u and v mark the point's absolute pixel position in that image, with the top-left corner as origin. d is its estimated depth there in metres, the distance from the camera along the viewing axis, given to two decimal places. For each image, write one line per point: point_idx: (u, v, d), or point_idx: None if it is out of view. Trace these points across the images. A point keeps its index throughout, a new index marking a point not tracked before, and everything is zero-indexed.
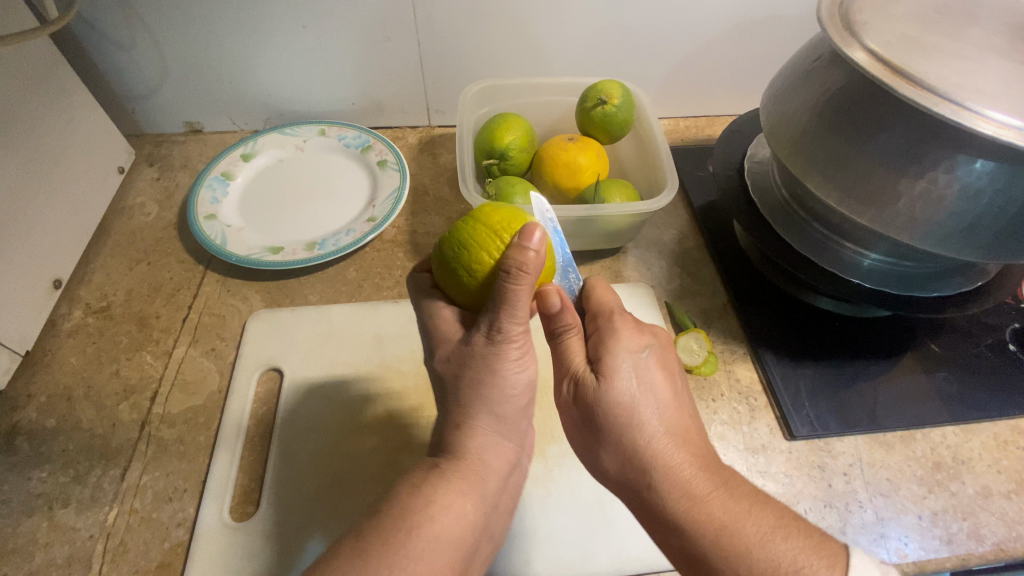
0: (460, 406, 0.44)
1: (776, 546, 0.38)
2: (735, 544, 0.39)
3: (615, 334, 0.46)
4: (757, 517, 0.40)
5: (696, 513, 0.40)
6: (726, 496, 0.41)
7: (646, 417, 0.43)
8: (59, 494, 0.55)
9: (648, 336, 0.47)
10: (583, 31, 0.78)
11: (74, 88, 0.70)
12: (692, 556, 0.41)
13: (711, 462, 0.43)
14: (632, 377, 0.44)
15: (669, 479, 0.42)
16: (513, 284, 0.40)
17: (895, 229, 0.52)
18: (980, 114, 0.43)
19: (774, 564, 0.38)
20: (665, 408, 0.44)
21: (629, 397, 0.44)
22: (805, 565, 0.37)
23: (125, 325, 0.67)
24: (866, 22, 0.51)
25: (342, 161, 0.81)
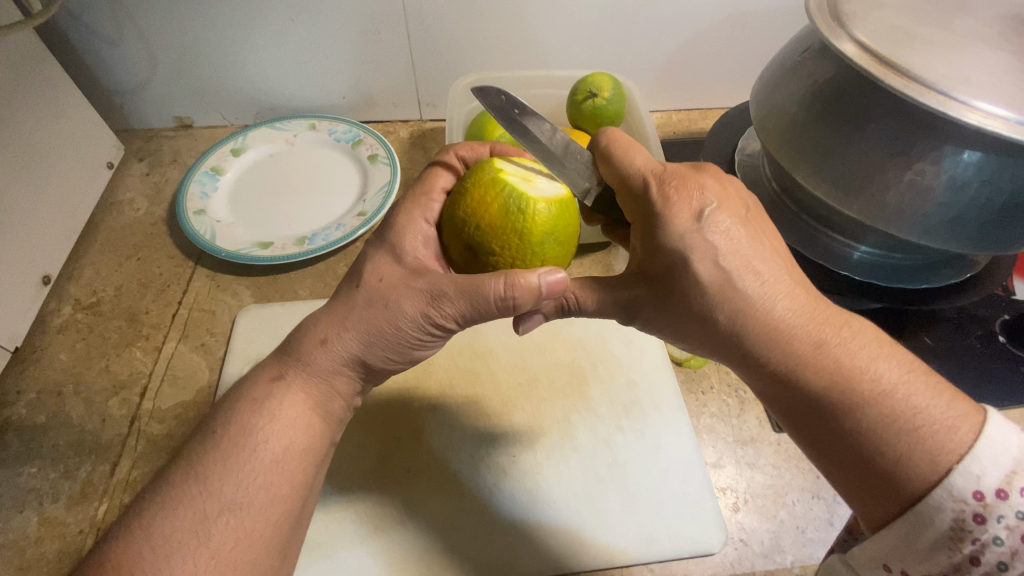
0: (338, 335, 0.43)
1: (895, 397, 0.36)
2: (850, 398, 0.36)
3: (665, 209, 0.41)
4: (876, 368, 0.37)
5: (810, 373, 0.38)
6: (835, 353, 0.38)
7: (742, 281, 0.39)
8: (50, 489, 0.55)
9: (701, 195, 0.41)
10: (574, 23, 0.78)
11: (62, 83, 0.69)
12: (802, 414, 0.39)
13: (817, 316, 0.39)
14: (702, 250, 0.39)
15: (772, 344, 0.39)
16: (495, 296, 0.40)
17: (883, 220, 0.52)
18: (966, 105, 0.43)
19: (897, 414, 0.35)
20: (752, 271, 0.39)
21: (716, 265, 0.39)
22: (933, 416, 0.35)
23: (115, 321, 0.67)
24: (854, 13, 0.51)
25: (332, 155, 0.81)
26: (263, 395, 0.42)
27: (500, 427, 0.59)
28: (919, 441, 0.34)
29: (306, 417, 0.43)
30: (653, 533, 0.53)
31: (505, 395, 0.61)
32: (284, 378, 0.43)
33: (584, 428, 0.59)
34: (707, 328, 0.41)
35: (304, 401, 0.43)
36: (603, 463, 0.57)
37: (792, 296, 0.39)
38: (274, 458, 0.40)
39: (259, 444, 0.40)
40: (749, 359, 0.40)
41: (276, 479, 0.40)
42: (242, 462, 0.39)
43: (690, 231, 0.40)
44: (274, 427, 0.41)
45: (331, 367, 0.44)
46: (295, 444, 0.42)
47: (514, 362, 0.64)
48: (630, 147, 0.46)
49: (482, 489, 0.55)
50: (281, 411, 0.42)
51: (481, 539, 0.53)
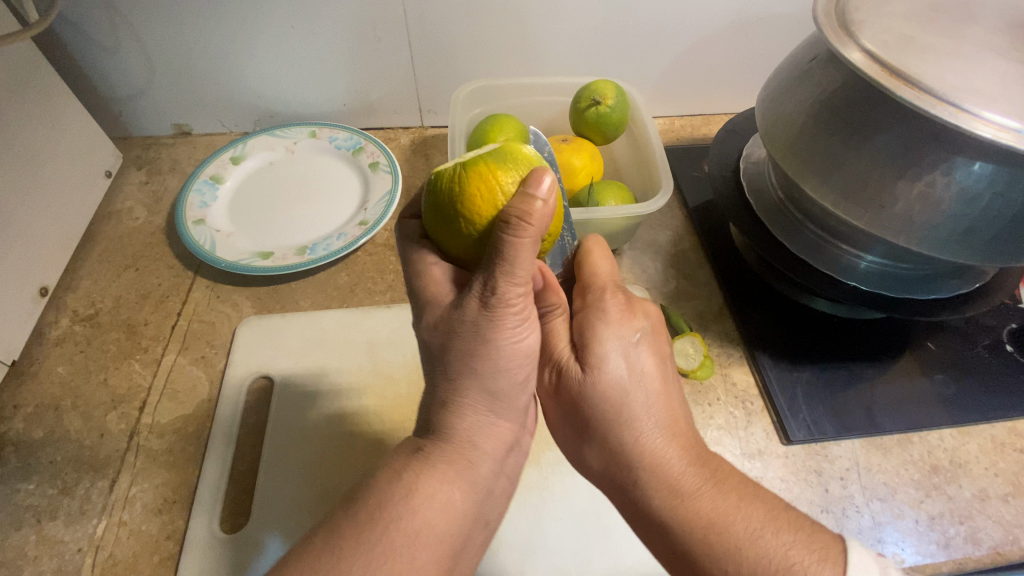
0: (454, 389, 0.41)
1: (773, 550, 0.39)
2: (721, 548, 0.40)
3: (608, 320, 0.46)
4: (747, 518, 0.41)
5: (694, 527, 0.41)
6: (720, 501, 0.42)
7: (641, 426, 0.44)
8: (47, 506, 0.54)
9: (642, 318, 0.47)
10: (577, 30, 0.77)
11: (60, 91, 0.68)
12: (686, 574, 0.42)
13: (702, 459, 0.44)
14: (622, 364, 0.44)
15: (680, 508, 0.42)
16: (521, 231, 0.37)
17: (891, 232, 0.51)
18: (977, 116, 0.43)
19: (767, 560, 0.39)
20: (656, 400, 0.44)
21: (620, 383, 0.44)
22: (800, 554, 0.39)
23: (113, 333, 0.66)
24: (862, 21, 0.50)
25: (333, 164, 0.80)
26: (400, 468, 0.39)
27: None
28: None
29: (445, 494, 0.39)
30: None
31: None
32: (423, 450, 0.40)
33: None
34: (619, 461, 0.44)
35: (447, 474, 0.39)
36: None
37: (682, 440, 0.44)
38: (406, 538, 0.37)
39: (394, 522, 0.37)
40: (636, 510, 0.44)
41: (417, 567, 0.36)
42: (376, 546, 0.36)
43: (606, 350, 0.44)
44: (414, 506, 0.38)
45: (469, 429, 0.41)
46: (431, 524, 0.38)
47: None
48: (603, 253, 0.52)
49: None
50: (417, 489, 0.38)
51: (485, 556, 0.52)
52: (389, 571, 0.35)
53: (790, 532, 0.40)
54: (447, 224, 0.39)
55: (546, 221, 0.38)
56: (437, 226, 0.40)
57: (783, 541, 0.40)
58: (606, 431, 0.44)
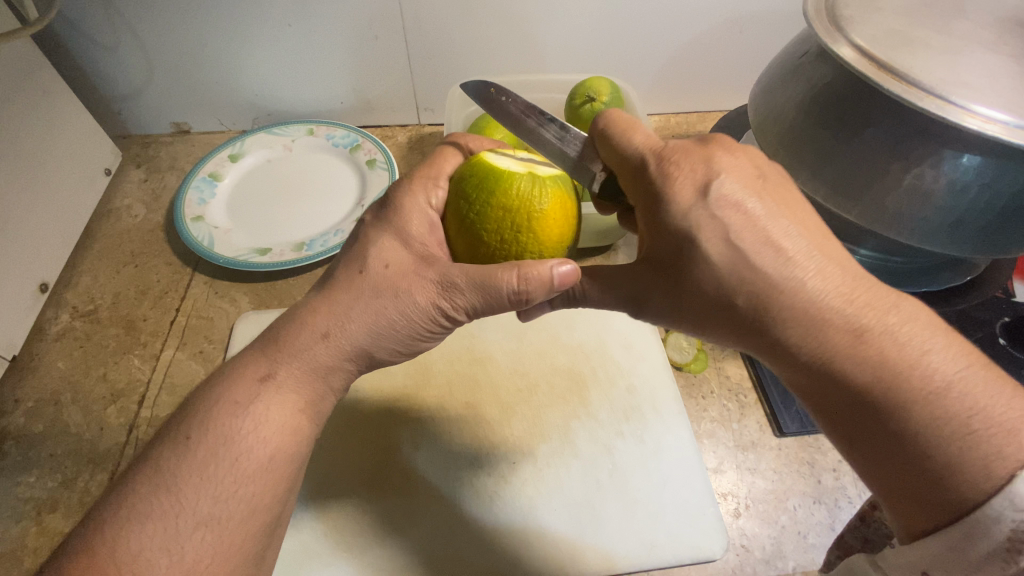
0: (341, 328, 0.41)
1: (962, 395, 0.32)
2: (900, 395, 0.33)
3: (672, 182, 0.37)
4: (935, 362, 0.33)
5: (866, 373, 0.34)
6: (886, 346, 0.34)
7: (773, 270, 0.35)
8: (48, 499, 0.54)
9: (711, 167, 0.37)
10: (572, 27, 0.78)
11: (59, 89, 0.69)
12: (862, 439, 0.35)
13: (864, 298, 0.35)
14: (717, 222, 0.36)
15: (842, 358, 0.34)
16: (508, 285, 0.39)
17: (882, 224, 0.52)
18: (965, 109, 0.43)
19: (952, 416, 0.32)
20: (777, 249, 0.35)
21: (733, 243, 0.36)
22: (992, 416, 0.32)
23: (112, 329, 0.66)
24: (852, 17, 0.51)
25: (331, 161, 0.81)
26: (246, 398, 0.40)
27: (500, 433, 0.59)
28: (964, 448, 0.31)
29: (292, 419, 0.41)
30: (654, 539, 0.53)
31: (504, 401, 0.61)
32: (272, 377, 0.41)
33: (584, 434, 0.59)
34: (748, 321, 0.37)
35: (295, 402, 0.41)
36: (604, 470, 0.57)
37: (829, 278, 0.35)
38: (258, 465, 0.39)
39: (243, 451, 0.39)
40: (799, 363, 0.36)
41: (260, 488, 0.39)
42: (217, 463, 0.38)
43: (685, 209, 0.36)
44: (258, 433, 0.39)
45: (329, 365, 0.42)
46: (279, 451, 0.40)
47: (513, 368, 0.64)
48: (630, 122, 0.42)
49: (480, 495, 0.55)
50: (267, 415, 0.40)
51: (481, 546, 0.52)
52: (232, 496, 0.38)
53: (982, 366, 0.33)
54: (462, 221, 0.41)
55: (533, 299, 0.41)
56: (452, 222, 0.42)
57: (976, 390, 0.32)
58: (730, 287, 0.36)
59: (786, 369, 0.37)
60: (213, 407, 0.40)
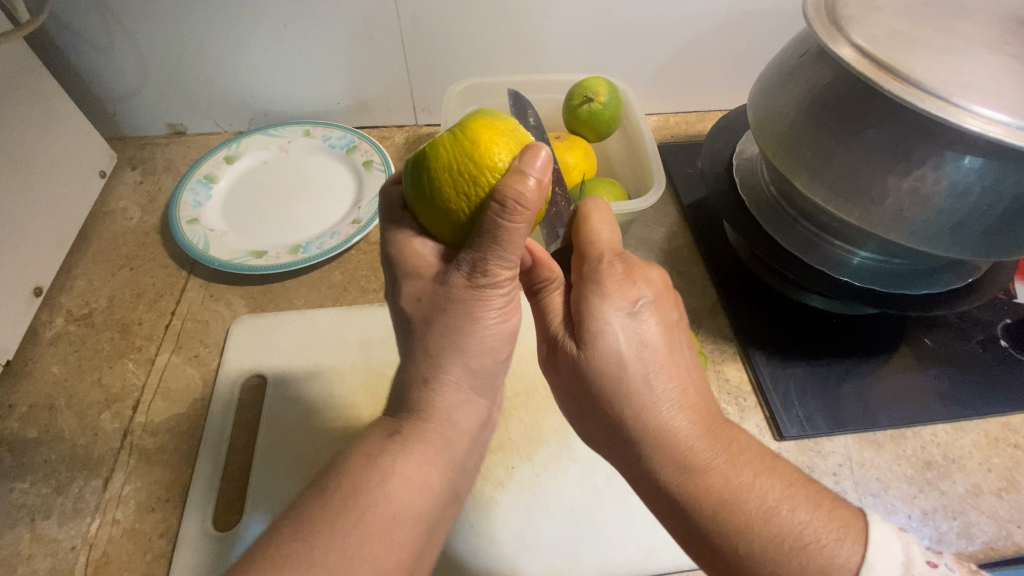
0: (432, 365, 0.40)
1: (790, 516, 0.37)
2: (744, 517, 0.37)
3: (603, 290, 0.42)
4: (768, 487, 0.38)
5: (714, 497, 0.38)
6: (725, 469, 0.38)
7: (642, 397, 0.40)
8: (42, 506, 0.54)
9: (643, 284, 0.43)
10: (571, 27, 0.77)
11: (52, 91, 0.68)
12: (716, 558, 0.38)
13: (712, 427, 0.40)
14: (620, 338, 0.41)
15: (694, 483, 0.38)
16: (510, 218, 0.36)
17: (882, 227, 0.51)
18: (966, 110, 0.42)
19: (782, 536, 0.36)
20: (660, 372, 0.41)
21: (619, 358, 0.40)
22: (817, 531, 0.36)
23: (107, 333, 0.66)
24: (852, 16, 0.50)
25: (327, 162, 0.80)
26: (376, 451, 0.39)
27: (498, 438, 0.58)
28: (800, 565, 0.35)
29: (425, 474, 0.39)
30: (653, 545, 0.52)
31: (502, 405, 0.61)
32: (399, 432, 0.39)
33: (583, 438, 0.58)
34: (624, 438, 0.41)
35: (424, 454, 0.39)
36: (601, 475, 0.56)
37: (690, 406, 0.40)
38: (383, 522, 0.36)
39: (368, 506, 0.36)
40: (659, 490, 0.40)
41: (390, 548, 0.36)
42: (346, 527, 0.35)
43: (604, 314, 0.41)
44: (386, 489, 0.37)
45: (450, 406, 0.41)
46: (406, 508, 0.37)
47: (512, 372, 0.63)
48: (604, 216, 0.47)
49: (478, 500, 0.55)
50: (393, 472, 0.38)
51: (479, 552, 0.52)
52: (369, 554, 0.35)
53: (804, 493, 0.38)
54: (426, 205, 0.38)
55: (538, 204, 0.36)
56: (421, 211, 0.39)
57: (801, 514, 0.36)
58: (613, 402, 0.40)
59: (653, 498, 0.41)
60: (354, 458, 0.38)
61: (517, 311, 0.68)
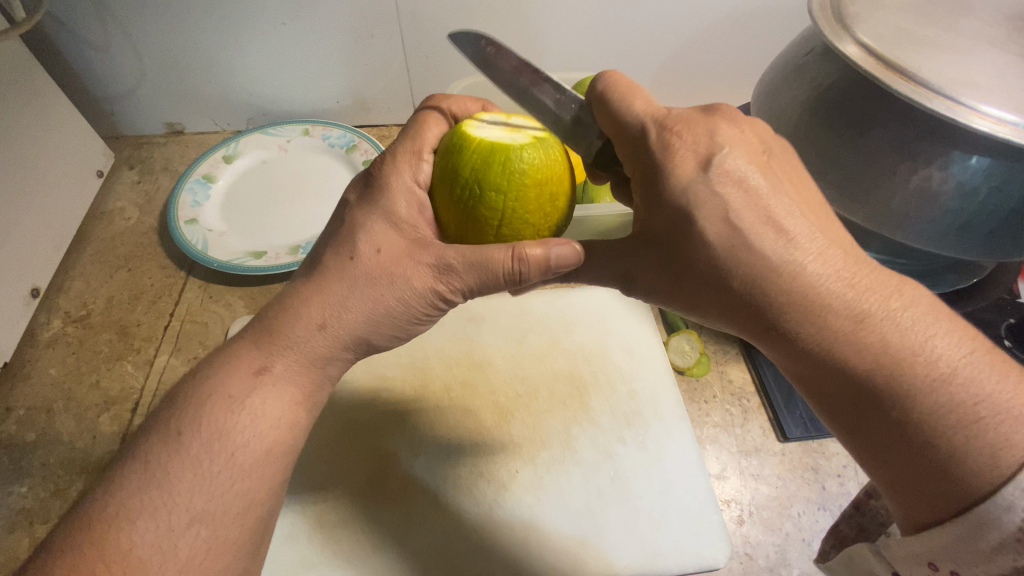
0: (337, 319, 0.41)
1: (964, 378, 0.31)
2: (904, 386, 0.32)
3: (676, 154, 0.36)
4: (935, 347, 0.32)
5: (869, 358, 0.33)
6: (883, 329, 0.33)
7: (773, 253, 0.35)
8: (40, 509, 0.54)
9: (717, 140, 0.37)
10: (572, 24, 0.76)
11: (49, 90, 0.68)
12: (868, 428, 0.34)
13: (860, 285, 0.34)
14: (724, 196, 0.35)
15: (840, 346, 0.33)
16: (508, 270, 0.39)
17: (889, 227, 0.51)
18: (974, 110, 0.42)
19: (952, 402, 0.31)
20: (787, 226, 0.35)
21: (734, 216, 0.35)
22: (996, 402, 0.31)
23: (106, 334, 0.65)
24: (858, 14, 0.49)
25: (327, 161, 0.79)
26: (241, 392, 0.39)
27: (500, 441, 0.58)
28: (976, 433, 0.30)
29: (288, 413, 0.40)
30: (656, 547, 0.52)
31: (503, 407, 0.60)
32: (268, 370, 0.40)
33: (585, 440, 0.58)
34: (753, 305, 0.36)
35: (291, 394, 0.41)
36: (605, 477, 0.56)
37: (828, 261, 0.34)
38: (253, 458, 0.38)
39: (237, 445, 0.38)
40: (796, 353, 0.35)
41: (257, 483, 0.38)
42: (210, 463, 0.37)
43: (687, 180, 0.36)
44: (253, 424, 0.39)
45: (323, 357, 0.41)
46: (279, 444, 0.40)
47: (513, 373, 0.63)
48: (633, 87, 0.41)
49: (480, 502, 0.54)
50: (265, 409, 0.39)
51: (481, 555, 0.52)
52: (226, 492, 0.37)
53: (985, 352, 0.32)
54: (467, 200, 0.39)
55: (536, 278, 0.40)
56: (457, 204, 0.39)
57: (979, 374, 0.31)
58: (728, 267, 0.36)
59: (791, 365, 0.37)
60: (207, 401, 0.39)
61: (519, 311, 0.68)
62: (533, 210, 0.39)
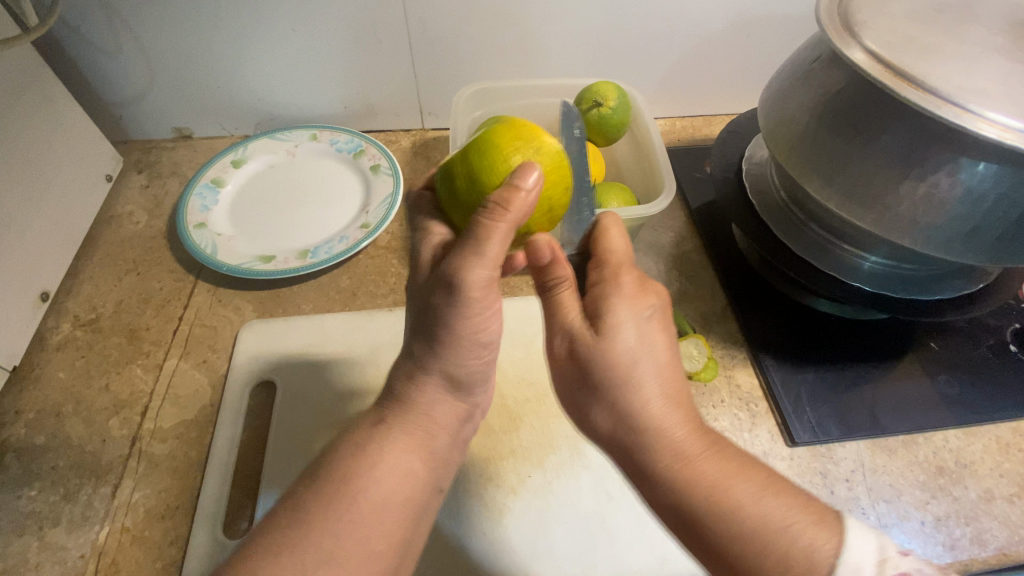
0: (421, 364, 0.43)
1: (774, 514, 0.37)
2: (723, 513, 0.37)
3: (601, 293, 0.43)
4: (743, 488, 0.38)
5: (691, 488, 0.39)
6: (711, 466, 0.39)
7: (635, 390, 0.41)
8: (50, 513, 0.54)
9: (649, 294, 0.44)
10: (578, 31, 0.77)
11: (59, 95, 0.68)
12: (702, 549, 0.39)
13: (701, 429, 0.41)
14: (619, 332, 0.41)
15: (679, 474, 0.39)
16: (490, 220, 0.38)
17: (896, 233, 0.51)
18: (981, 117, 0.42)
19: (760, 529, 0.36)
20: (651, 367, 0.41)
21: (611, 354, 0.41)
22: (797, 531, 0.36)
23: (115, 338, 0.65)
24: (865, 21, 0.50)
25: (334, 167, 0.80)
26: (363, 441, 0.41)
27: (509, 445, 0.58)
28: (772, 561, 0.35)
29: (399, 458, 0.41)
30: (666, 551, 0.52)
31: (513, 411, 0.60)
32: (383, 422, 0.42)
33: (594, 444, 0.58)
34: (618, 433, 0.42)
35: (404, 446, 0.42)
36: (614, 481, 0.56)
37: (675, 401, 0.41)
38: (372, 504, 0.39)
39: (359, 490, 0.38)
40: (648, 480, 0.41)
41: (375, 526, 0.38)
42: (329, 510, 0.37)
43: (610, 319, 0.42)
44: (376, 474, 0.40)
45: (429, 401, 0.43)
46: (395, 490, 0.40)
47: (522, 377, 0.63)
48: (617, 227, 0.49)
49: (490, 506, 0.55)
50: (381, 457, 0.40)
51: (490, 559, 0.52)
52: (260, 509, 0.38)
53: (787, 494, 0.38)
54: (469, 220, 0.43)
55: (525, 211, 0.38)
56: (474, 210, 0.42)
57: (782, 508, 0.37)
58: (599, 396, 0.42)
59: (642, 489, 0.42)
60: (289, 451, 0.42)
61: (528, 316, 0.68)
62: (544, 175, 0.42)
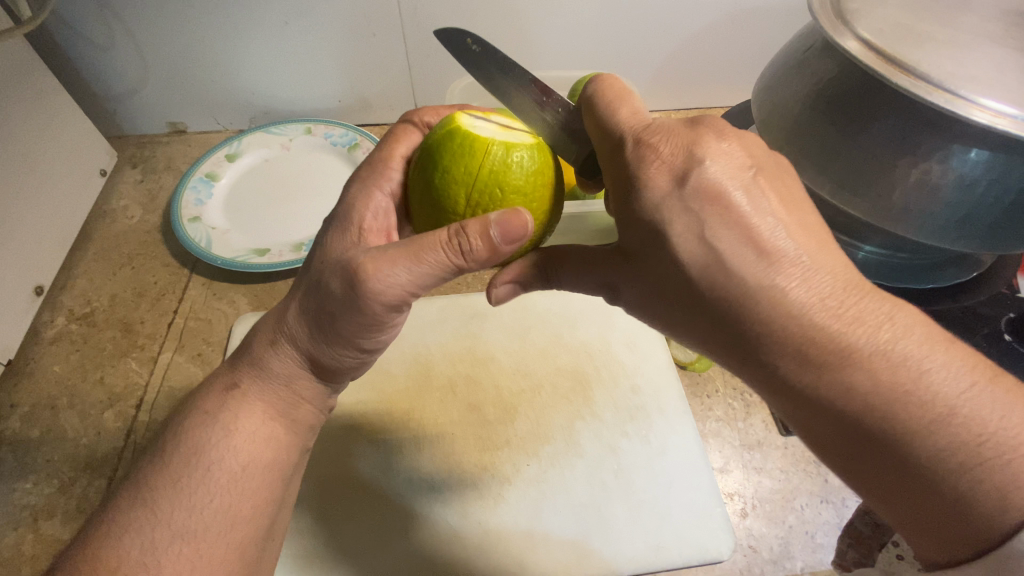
0: (281, 334, 0.43)
1: (967, 421, 0.31)
2: (909, 430, 0.31)
3: (656, 166, 0.35)
4: (929, 381, 0.31)
5: (870, 402, 0.32)
6: (875, 369, 0.32)
7: (752, 300, 0.33)
8: (45, 505, 0.54)
9: (698, 151, 0.35)
10: (573, 21, 0.77)
11: (52, 88, 0.68)
12: (876, 471, 0.33)
13: (850, 320, 0.33)
14: (698, 222, 0.34)
15: (840, 394, 0.33)
16: (441, 250, 0.38)
17: (888, 220, 0.51)
18: (974, 103, 0.42)
19: (960, 437, 0.31)
20: (753, 262, 0.33)
21: (711, 255, 0.34)
22: (1005, 435, 0.30)
23: (109, 332, 0.65)
24: (858, 10, 0.50)
25: (330, 161, 0.80)
26: (216, 407, 0.42)
27: (504, 436, 0.58)
28: (974, 471, 0.30)
29: (262, 428, 0.43)
30: (661, 540, 0.53)
31: (508, 402, 0.60)
32: (236, 386, 0.43)
33: (589, 435, 0.58)
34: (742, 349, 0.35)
35: (263, 411, 0.43)
36: (609, 471, 0.56)
37: (814, 295, 0.33)
38: (231, 477, 0.40)
39: (214, 462, 0.40)
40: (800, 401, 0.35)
41: (235, 499, 0.40)
42: (198, 485, 0.39)
43: (676, 190, 0.34)
44: (231, 442, 0.41)
45: (287, 373, 0.44)
46: (256, 459, 0.42)
47: (517, 368, 0.63)
48: (619, 94, 0.39)
49: (485, 496, 0.55)
50: (237, 426, 0.42)
51: (485, 550, 0.52)
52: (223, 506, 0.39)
53: (983, 385, 0.32)
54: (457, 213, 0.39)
55: (485, 263, 0.38)
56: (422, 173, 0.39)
57: (977, 411, 0.31)
58: (707, 310, 0.35)
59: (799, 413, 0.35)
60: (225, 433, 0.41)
61: (522, 308, 0.68)
62: (447, 203, 0.39)
